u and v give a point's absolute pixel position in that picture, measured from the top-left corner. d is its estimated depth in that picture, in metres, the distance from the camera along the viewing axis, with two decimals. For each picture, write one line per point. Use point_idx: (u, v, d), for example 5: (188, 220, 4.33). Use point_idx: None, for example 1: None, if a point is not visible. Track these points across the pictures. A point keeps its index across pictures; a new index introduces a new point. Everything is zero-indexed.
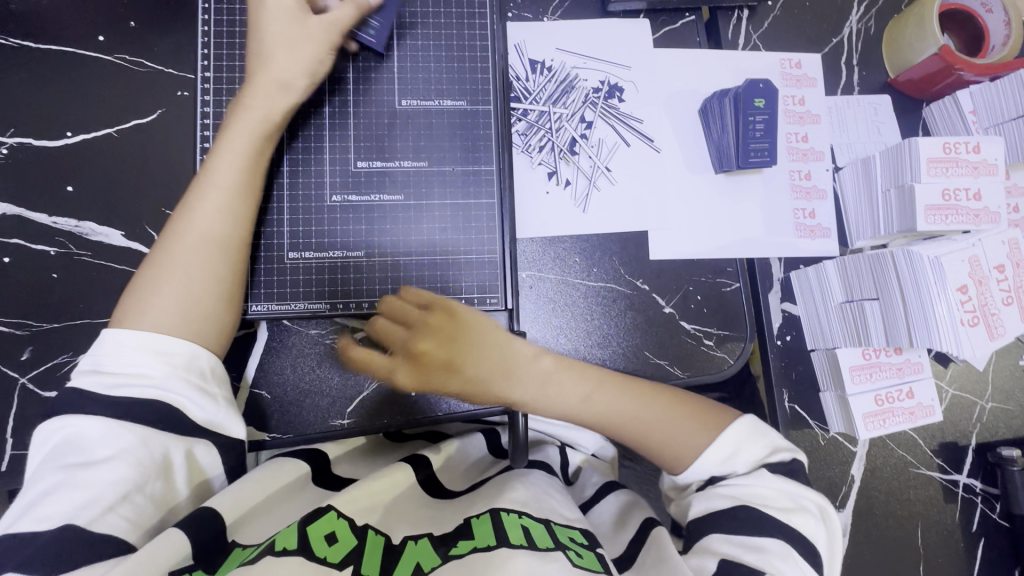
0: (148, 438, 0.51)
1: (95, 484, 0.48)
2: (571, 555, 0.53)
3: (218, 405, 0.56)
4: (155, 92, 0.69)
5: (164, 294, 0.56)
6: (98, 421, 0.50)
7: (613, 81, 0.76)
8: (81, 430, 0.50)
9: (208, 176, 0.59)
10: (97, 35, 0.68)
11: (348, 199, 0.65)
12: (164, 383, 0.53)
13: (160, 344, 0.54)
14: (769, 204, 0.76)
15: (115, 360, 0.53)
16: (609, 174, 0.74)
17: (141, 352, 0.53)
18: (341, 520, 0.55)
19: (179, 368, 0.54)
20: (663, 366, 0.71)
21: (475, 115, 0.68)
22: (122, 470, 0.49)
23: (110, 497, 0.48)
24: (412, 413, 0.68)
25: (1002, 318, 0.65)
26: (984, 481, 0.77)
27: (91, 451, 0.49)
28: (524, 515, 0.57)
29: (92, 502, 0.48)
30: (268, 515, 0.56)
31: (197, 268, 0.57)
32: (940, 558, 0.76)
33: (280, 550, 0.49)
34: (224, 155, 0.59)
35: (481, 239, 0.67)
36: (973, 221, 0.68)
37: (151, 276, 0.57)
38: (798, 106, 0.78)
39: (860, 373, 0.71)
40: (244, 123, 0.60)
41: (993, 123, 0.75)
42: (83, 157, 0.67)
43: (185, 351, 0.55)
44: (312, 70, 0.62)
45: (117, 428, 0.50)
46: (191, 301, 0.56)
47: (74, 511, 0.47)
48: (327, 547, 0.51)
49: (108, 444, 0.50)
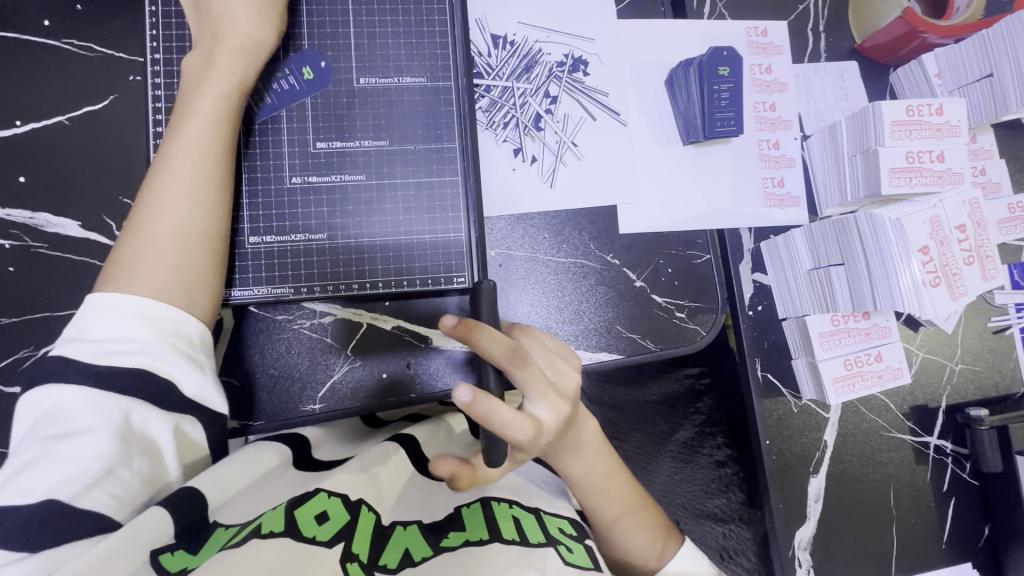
0: (132, 410, 0.50)
1: (74, 458, 0.47)
2: (562, 548, 0.56)
3: (206, 376, 0.54)
4: (107, 77, 0.67)
5: (158, 237, 0.55)
6: (82, 392, 0.49)
7: (577, 54, 0.75)
8: (60, 400, 0.48)
9: (185, 138, 0.57)
10: (43, 19, 0.66)
11: (309, 180, 0.64)
12: (152, 350, 0.52)
13: (152, 306, 0.53)
14: (738, 173, 0.76)
15: (100, 327, 0.51)
16: (576, 149, 0.73)
17: (128, 315, 0.52)
18: (331, 499, 0.54)
19: (167, 333, 0.53)
20: (636, 340, 0.71)
21: (438, 93, 0.67)
22: (104, 444, 0.48)
23: (92, 472, 0.47)
24: (387, 396, 0.68)
25: (964, 277, 0.65)
26: (954, 441, 0.78)
27: (72, 422, 0.48)
28: (514, 505, 0.60)
29: (73, 477, 0.46)
30: (252, 497, 0.54)
31: (192, 215, 0.56)
32: (912, 518, 0.78)
33: (265, 533, 0.47)
34: (195, 118, 0.57)
35: (446, 218, 0.66)
36: (936, 182, 0.68)
37: (149, 210, 0.56)
38: (765, 74, 0.78)
39: (829, 338, 0.71)
40: (213, 78, 0.58)
41: (958, 86, 0.75)
42: (33, 147, 0.65)
43: (172, 316, 0.53)
44: (272, 32, 0.60)
45: (102, 398, 0.49)
46: (189, 254, 0.55)
47: (55, 486, 0.46)
48: (316, 525, 0.50)
49: (91, 415, 0.48)
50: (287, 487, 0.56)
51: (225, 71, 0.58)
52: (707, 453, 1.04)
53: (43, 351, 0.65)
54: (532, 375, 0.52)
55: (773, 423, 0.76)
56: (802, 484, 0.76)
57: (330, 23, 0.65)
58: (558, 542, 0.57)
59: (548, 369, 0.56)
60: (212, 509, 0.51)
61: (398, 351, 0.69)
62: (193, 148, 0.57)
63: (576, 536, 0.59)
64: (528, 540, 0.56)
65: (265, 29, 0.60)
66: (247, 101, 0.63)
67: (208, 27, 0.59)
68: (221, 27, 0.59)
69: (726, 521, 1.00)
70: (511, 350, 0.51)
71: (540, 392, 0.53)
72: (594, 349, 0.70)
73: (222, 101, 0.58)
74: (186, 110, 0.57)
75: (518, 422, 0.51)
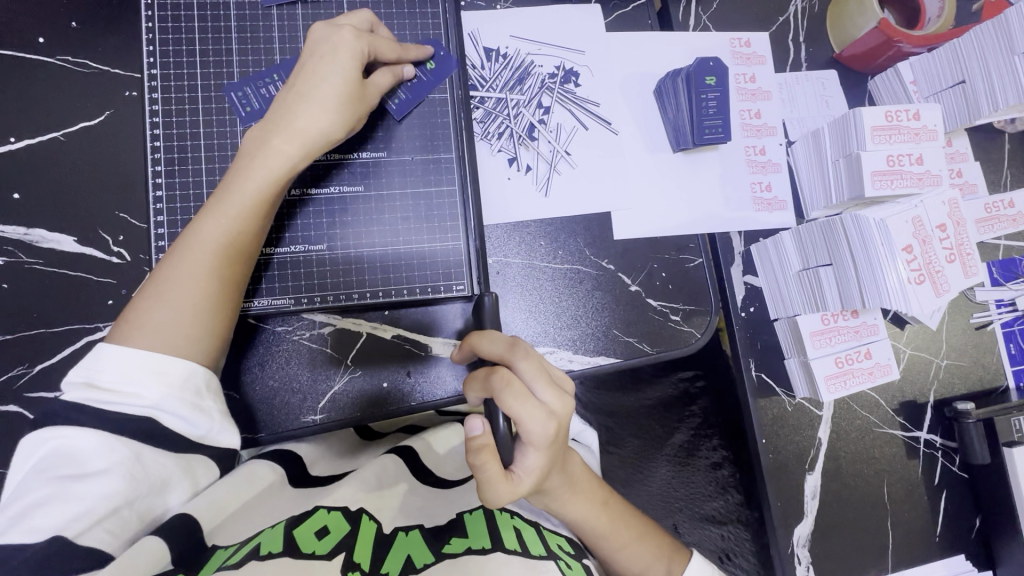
0: (142, 450, 0.50)
1: (87, 498, 0.47)
2: (563, 563, 0.56)
3: (214, 420, 0.54)
4: (101, 93, 0.67)
5: (172, 296, 0.54)
6: (94, 435, 0.48)
7: (568, 66, 0.77)
8: (69, 441, 0.48)
9: (210, 213, 0.56)
10: (37, 37, 0.66)
11: (307, 192, 0.65)
12: (162, 405, 0.51)
13: (164, 368, 0.52)
14: (727, 178, 0.78)
15: (111, 377, 0.51)
16: (569, 158, 0.75)
17: (139, 372, 0.51)
18: (331, 514, 0.54)
19: (176, 388, 0.52)
20: (632, 344, 0.72)
21: (433, 104, 0.68)
22: (114, 486, 0.48)
23: (99, 511, 0.47)
24: (386, 405, 0.68)
25: (946, 275, 0.68)
26: (942, 435, 0.80)
27: (85, 463, 0.47)
28: (515, 516, 0.60)
29: (81, 516, 0.47)
30: (249, 515, 0.54)
31: (203, 279, 0.55)
32: (906, 512, 0.79)
33: (264, 553, 0.47)
34: (242, 187, 0.57)
35: (444, 228, 0.67)
36: (916, 184, 0.71)
37: (167, 266, 0.55)
38: (749, 83, 0.80)
39: (820, 338, 0.73)
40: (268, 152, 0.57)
41: (933, 92, 0.78)
42: (27, 164, 0.65)
43: (182, 371, 0.52)
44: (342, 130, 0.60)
45: (113, 441, 0.48)
46: (196, 319, 0.54)
47: (61, 524, 0.46)
48: (315, 541, 0.50)
49: (103, 456, 0.48)
50: (286, 505, 0.56)
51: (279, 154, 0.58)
52: (703, 455, 1.05)
53: (39, 369, 0.65)
54: (532, 365, 0.56)
55: (769, 423, 0.78)
56: (798, 482, 0.78)
57: None
58: (558, 556, 0.57)
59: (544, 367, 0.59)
60: (209, 529, 0.51)
61: (396, 362, 0.69)
62: (215, 222, 0.56)
63: (574, 555, 0.59)
64: (528, 551, 0.55)
65: (338, 127, 0.59)
66: (235, 105, 0.63)
67: (282, 107, 0.58)
68: (293, 112, 0.58)
69: (722, 522, 1.02)
70: (510, 344, 0.57)
71: (542, 379, 0.55)
72: (592, 353, 0.71)
73: (269, 186, 0.57)
74: (232, 186, 0.57)
75: (526, 406, 0.54)
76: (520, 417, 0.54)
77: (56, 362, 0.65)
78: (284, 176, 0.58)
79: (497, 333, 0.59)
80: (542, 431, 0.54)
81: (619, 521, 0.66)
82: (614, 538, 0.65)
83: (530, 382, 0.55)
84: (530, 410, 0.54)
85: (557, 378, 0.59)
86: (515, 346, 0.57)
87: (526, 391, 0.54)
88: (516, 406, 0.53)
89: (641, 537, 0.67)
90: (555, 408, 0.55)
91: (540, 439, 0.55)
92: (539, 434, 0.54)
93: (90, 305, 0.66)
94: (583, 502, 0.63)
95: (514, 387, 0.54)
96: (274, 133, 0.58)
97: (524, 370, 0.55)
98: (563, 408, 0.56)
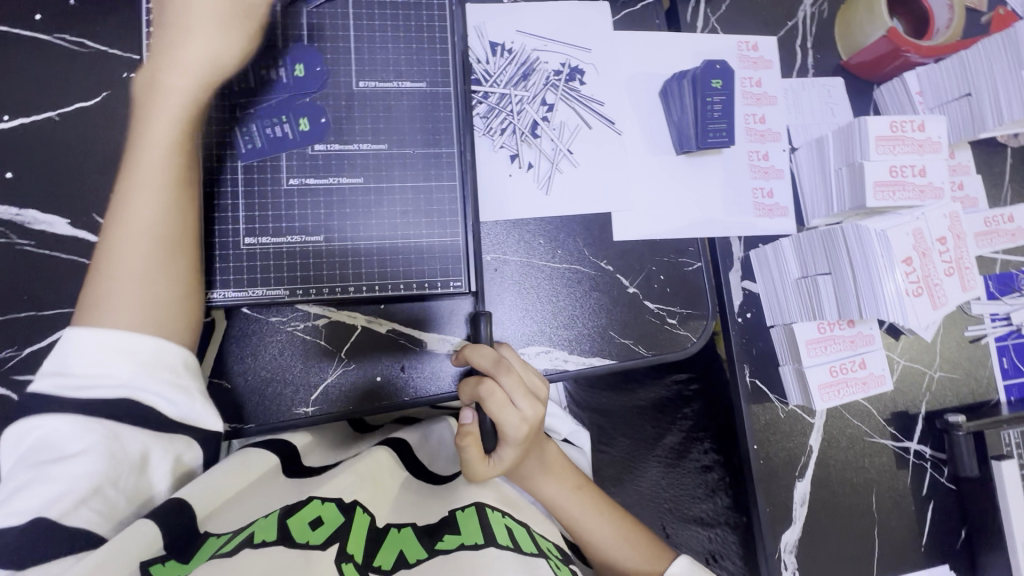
0: (120, 431, 0.49)
1: (66, 478, 0.47)
2: (553, 563, 0.55)
3: (192, 400, 0.54)
4: (99, 73, 0.66)
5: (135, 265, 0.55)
6: (69, 420, 0.48)
7: (573, 63, 0.76)
8: (45, 429, 0.48)
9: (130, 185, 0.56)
10: (34, 14, 0.65)
11: (305, 182, 0.64)
12: (134, 382, 0.51)
13: (131, 344, 0.52)
14: (729, 183, 0.78)
15: (78, 363, 0.50)
16: (572, 157, 0.74)
17: (104, 354, 0.51)
18: (325, 505, 0.52)
19: (147, 365, 0.52)
20: (627, 345, 0.72)
21: (436, 98, 0.67)
22: (92, 466, 0.48)
23: (79, 492, 0.47)
24: (379, 400, 0.67)
25: (945, 288, 0.68)
26: (933, 447, 0.81)
27: (62, 447, 0.48)
28: (506, 516, 0.60)
29: (63, 496, 0.46)
30: (243, 504, 0.53)
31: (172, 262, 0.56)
32: (893, 522, 0.80)
33: (258, 541, 0.46)
34: (140, 147, 0.57)
35: (443, 222, 0.67)
36: (917, 196, 0.71)
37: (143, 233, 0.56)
38: (755, 87, 0.80)
39: (815, 346, 0.73)
40: (160, 109, 0.57)
41: (939, 103, 0.78)
42: (20, 143, 0.64)
43: (150, 346, 0.52)
44: (229, 50, 0.59)
45: (86, 424, 0.48)
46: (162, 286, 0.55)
47: (43, 505, 0.46)
48: (310, 531, 0.48)
49: (80, 439, 0.48)
50: (275, 497, 0.55)
51: (171, 89, 0.58)
52: (694, 458, 1.01)
53: (27, 352, 0.64)
54: (515, 378, 0.61)
55: (760, 429, 0.78)
56: (788, 487, 0.78)
57: (331, 26, 0.65)
58: (548, 556, 0.56)
59: (526, 375, 0.64)
60: (203, 517, 0.50)
61: (390, 357, 0.68)
62: (151, 178, 0.56)
63: (562, 559, 0.59)
64: (520, 548, 0.55)
65: (227, 46, 0.59)
66: None
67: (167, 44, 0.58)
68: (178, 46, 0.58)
69: (712, 525, 0.99)
70: (497, 359, 0.61)
71: (523, 391, 0.61)
72: (587, 354, 0.71)
73: (171, 127, 0.58)
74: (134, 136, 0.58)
75: (505, 413, 0.60)
76: (500, 421, 0.60)
77: (44, 345, 0.64)
78: (183, 117, 0.58)
79: (489, 345, 0.63)
80: (517, 436, 0.61)
81: (595, 503, 0.70)
82: (592, 519, 0.68)
83: (512, 393, 0.60)
84: (509, 417, 0.60)
85: (538, 388, 0.64)
86: (503, 361, 0.62)
87: (507, 401, 0.60)
88: (498, 416, 0.60)
89: (622, 524, 0.70)
90: (529, 415, 0.61)
91: (515, 440, 0.61)
92: (514, 438, 0.61)
93: (83, 290, 0.65)
94: (556, 482, 0.69)
95: (496, 397, 0.60)
96: (163, 71, 0.58)
97: (507, 384, 0.60)
98: (536, 415, 0.62)
